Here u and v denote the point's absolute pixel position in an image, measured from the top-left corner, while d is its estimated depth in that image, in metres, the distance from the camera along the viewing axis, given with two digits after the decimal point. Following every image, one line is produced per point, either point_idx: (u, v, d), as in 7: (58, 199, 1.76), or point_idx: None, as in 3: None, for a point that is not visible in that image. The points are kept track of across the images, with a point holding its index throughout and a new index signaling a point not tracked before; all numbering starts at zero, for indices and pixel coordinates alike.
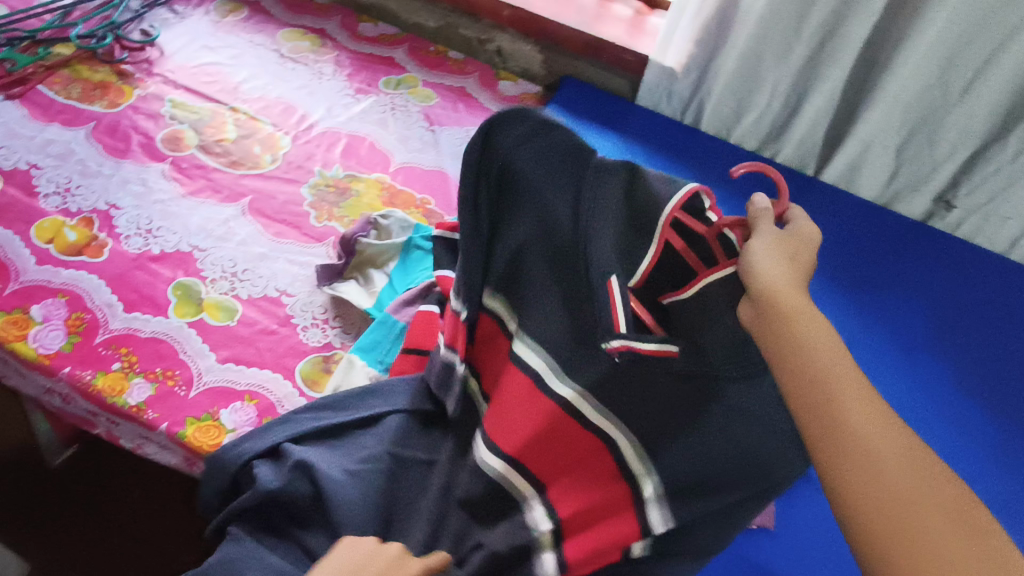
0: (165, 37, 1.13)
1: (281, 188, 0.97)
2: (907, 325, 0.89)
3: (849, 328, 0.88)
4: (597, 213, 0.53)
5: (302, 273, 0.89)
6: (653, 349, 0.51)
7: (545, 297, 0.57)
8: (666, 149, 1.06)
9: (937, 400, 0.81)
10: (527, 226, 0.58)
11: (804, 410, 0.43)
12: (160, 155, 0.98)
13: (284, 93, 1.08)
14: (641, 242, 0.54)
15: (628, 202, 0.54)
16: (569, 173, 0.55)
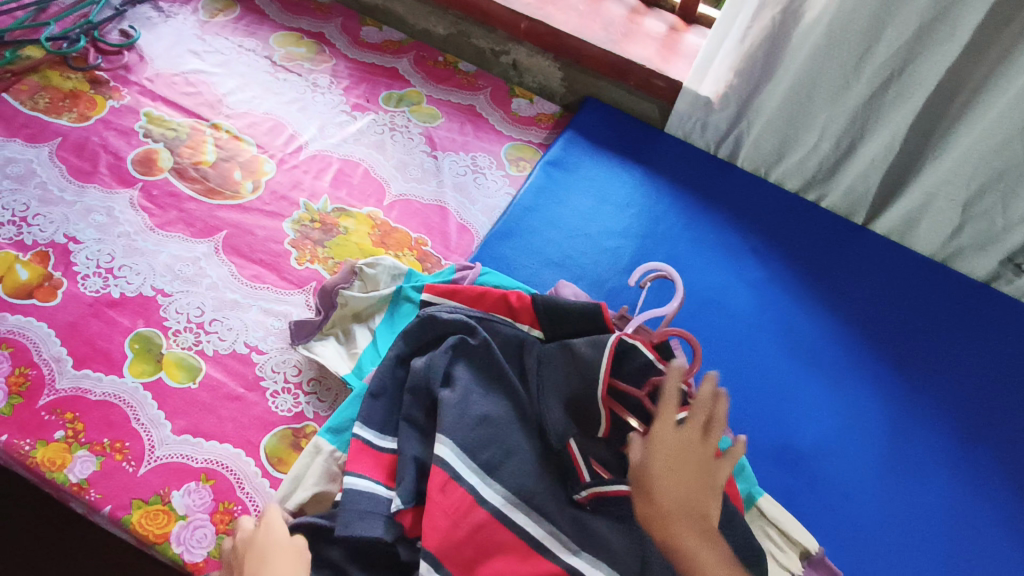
0: (147, 39, 1.03)
1: (261, 223, 0.86)
2: (960, 415, 0.78)
3: (892, 418, 0.77)
4: (548, 382, 0.68)
5: (276, 325, 0.79)
6: (612, 491, 0.63)
7: (517, 452, 0.65)
8: (695, 189, 0.94)
9: (985, 517, 0.70)
10: (485, 399, 0.67)
11: None
12: (129, 179, 0.88)
13: (273, 108, 0.98)
14: (592, 403, 0.67)
15: (573, 373, 0.68)
16: (512, 358, 0.71)
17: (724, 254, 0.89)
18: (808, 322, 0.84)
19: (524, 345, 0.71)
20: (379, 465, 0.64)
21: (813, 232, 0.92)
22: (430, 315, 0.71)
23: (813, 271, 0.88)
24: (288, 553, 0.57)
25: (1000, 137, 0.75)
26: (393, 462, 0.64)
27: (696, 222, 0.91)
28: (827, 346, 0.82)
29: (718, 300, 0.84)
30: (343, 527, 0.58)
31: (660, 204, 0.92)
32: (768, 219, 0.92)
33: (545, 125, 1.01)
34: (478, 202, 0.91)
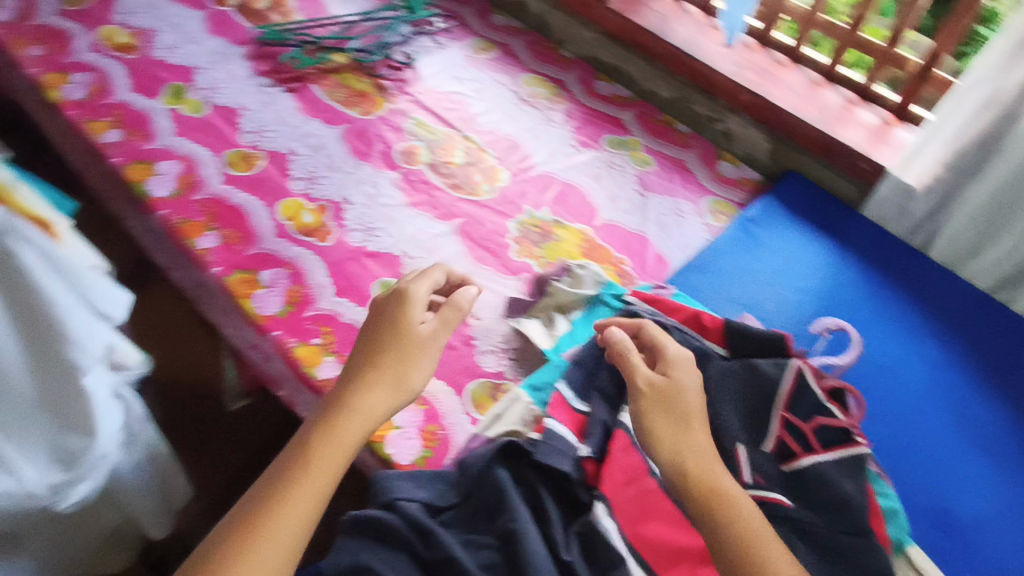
0: (423, 62, 1.23)
1: (491, 218, 1.01)
2: None
3: None
4: (726, 390, 0.76)
5: (492, 300, 0.93)
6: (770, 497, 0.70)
7: None
8: (886, 269, 1.00)
9: None
10: None
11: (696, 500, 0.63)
12: (394, 164, 1.07)
13: (513, 131, 1.14)
14: (764, 418, 0.75)
15: (753, 388, 0.76)
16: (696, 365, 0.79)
17: (906, 330, 0.93)
18: (982, 408, 0.87)
19: (709, 357, 0.79)
20: (572, 420, 0.74)
21: (1000, 329, 0.94)
22: (631, 314, 0.83)
23: (995, 363, 0.91)
24: (417, 349, 0.75)
25: None
26: (582, 421, 0.74)
27: (880, 295, 0.97)
28: (1000, 431, 0.84)
29: (894, 369, 0.89)
30: (542, 455, 0.69)
31: (848, 276, 0.99)
32: (955, 309, 0.96)
33: (745, 188, 1.11)
34: (676, 240, 1.02)
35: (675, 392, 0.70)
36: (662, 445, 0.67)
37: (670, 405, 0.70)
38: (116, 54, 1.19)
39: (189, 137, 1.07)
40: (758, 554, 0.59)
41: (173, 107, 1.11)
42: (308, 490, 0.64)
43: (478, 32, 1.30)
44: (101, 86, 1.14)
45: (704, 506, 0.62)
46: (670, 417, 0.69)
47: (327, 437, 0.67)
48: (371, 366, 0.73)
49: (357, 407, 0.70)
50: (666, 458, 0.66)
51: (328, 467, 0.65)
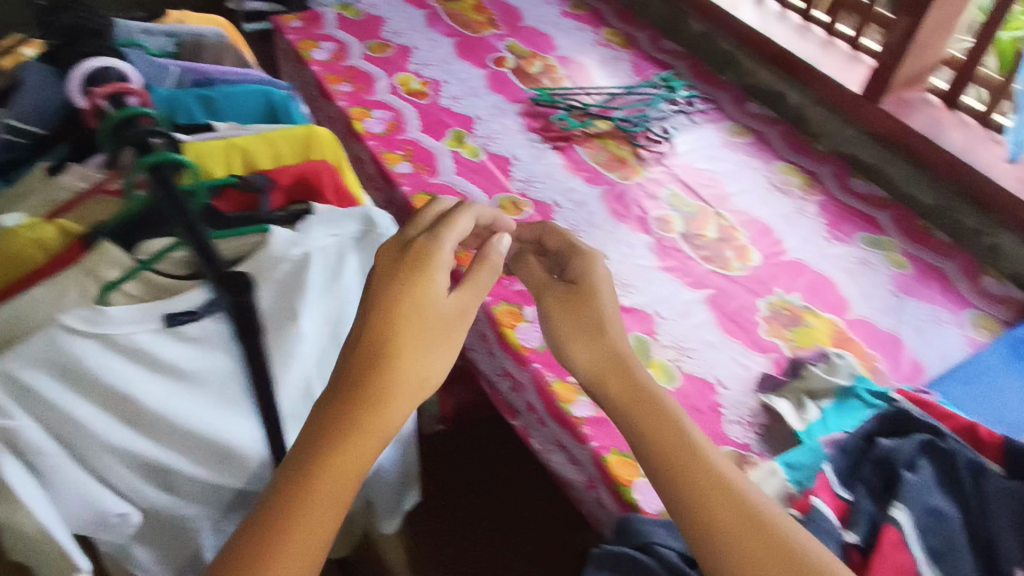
0: (680, 138, 1.30)
1: (742, 294, 1.04)
2: None
3: None
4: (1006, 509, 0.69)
5: (742, 372, 0.94)
6: None
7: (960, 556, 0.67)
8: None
9: None
10: (941, 497, 0.71)
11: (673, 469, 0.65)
12: (650, 229, 1.13)
13: (765, 215, 1.17)
14: None
15: None
16: (971, 476, 0.73)
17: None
18: None
19: (985, 470, 0.72)
20: (835, 504, 0.73)
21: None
22: (904, 413, 0.80)
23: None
24: (436, 331, 0.67)
25: None
26: (846, 508, 0.73)
27: None
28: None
29: None
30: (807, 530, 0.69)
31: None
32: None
33: (1011, 307, 1.06)
34: (933, 347, 0.99)
35: (586, 304, 0.80)
36: (581, 355, 0.76)
37: (586, 311, 0.79)
38: (410, 97, 1.35)
39: (468, 178, 1.19)
40: (719, 496, 0.62)
41: (456, 149, 1.24)
42: (328, 499, 0.60)
43: (734, 117, 1.35)
44: (396, 123, 1.28)
45: (655, 435, 0.68)
46: (600, 334, 0.77)
47: (340, 442, 0.61)
48: (385, 362, 0.64)
49: (373, 421, 0.62)
50: (580, 364, 0.76)
51: (349, 468, 0.61)
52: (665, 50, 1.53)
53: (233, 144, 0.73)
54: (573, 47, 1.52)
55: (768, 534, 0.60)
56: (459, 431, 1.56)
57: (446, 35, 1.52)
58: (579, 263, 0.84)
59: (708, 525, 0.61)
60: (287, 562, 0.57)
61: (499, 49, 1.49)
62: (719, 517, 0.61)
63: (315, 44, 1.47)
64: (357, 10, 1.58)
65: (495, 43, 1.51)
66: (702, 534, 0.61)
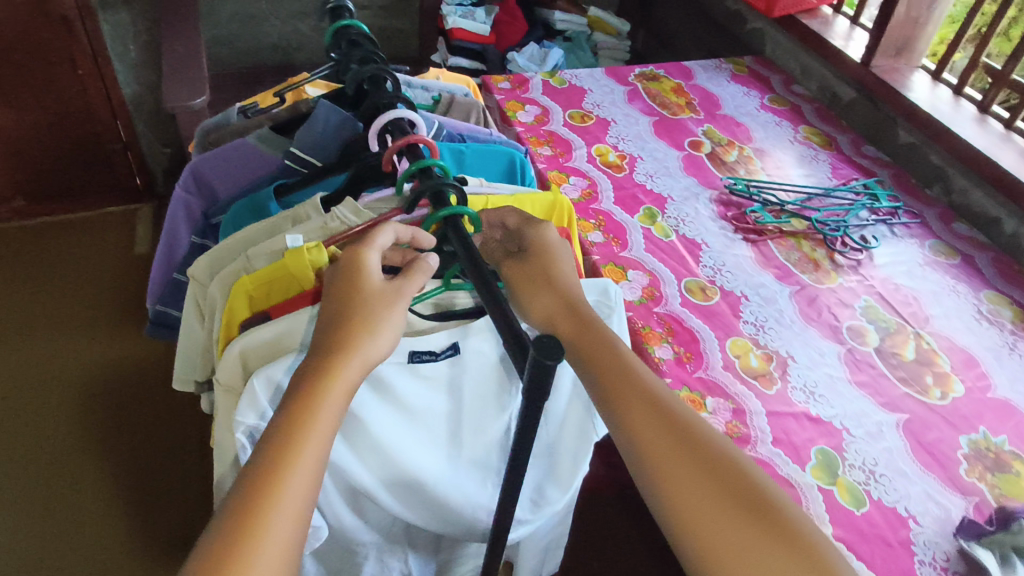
0: (880, 249, 1.25)
1: (941, 426, 0.97)
2: None
3: None
4: None
5: (938, 512, 0.87)
6: None
7: None
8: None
9: None
10: None
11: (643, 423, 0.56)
12: (842, 339, 1.09)
13: (971, 345, 1.09)
14: None
15: None
16: None
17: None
18: None
19: None
20: None
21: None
22: None
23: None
24: (383, 303, 0.59)
25: None
26: None
27: None
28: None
29: None
30: None
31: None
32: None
33: None
34: None
35: (550, 273, 0.70)
36: (541, 311, 0.68)
37: (542, 272, 0.70)
38: (606, 169, 1.39)
39: (657, 257, 1.20)
40: (671, 439, 0.55)
41: (647, 226, 1.26)
42: (296, 489, 0.49)
43: (940, 237, 1.29)
44: (591, 192, 1.32)
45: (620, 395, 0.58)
46: (547, 284, 0.69)
47: (298, 423, 0.51)
48: (338, 345, 0.56)
49: (316, 406, 0.52)
50: (539, 320, 0.68)
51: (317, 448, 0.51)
52: (865, 156, 1.50)
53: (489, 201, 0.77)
54: (770, 140, 1.52)
55: (728, 483, 0.52)
56: (593, 505, 1.53)
57: (644, 114, 1.57)
58: (542, 231, 0.73)
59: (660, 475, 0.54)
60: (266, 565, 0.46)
61: (695, 134, 1.52)
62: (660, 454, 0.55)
63: (520, 107, 1.55)
64: (562, 79, 1.66)
65: (692, 127, 1.54)
66: (654, 483, 0.54)
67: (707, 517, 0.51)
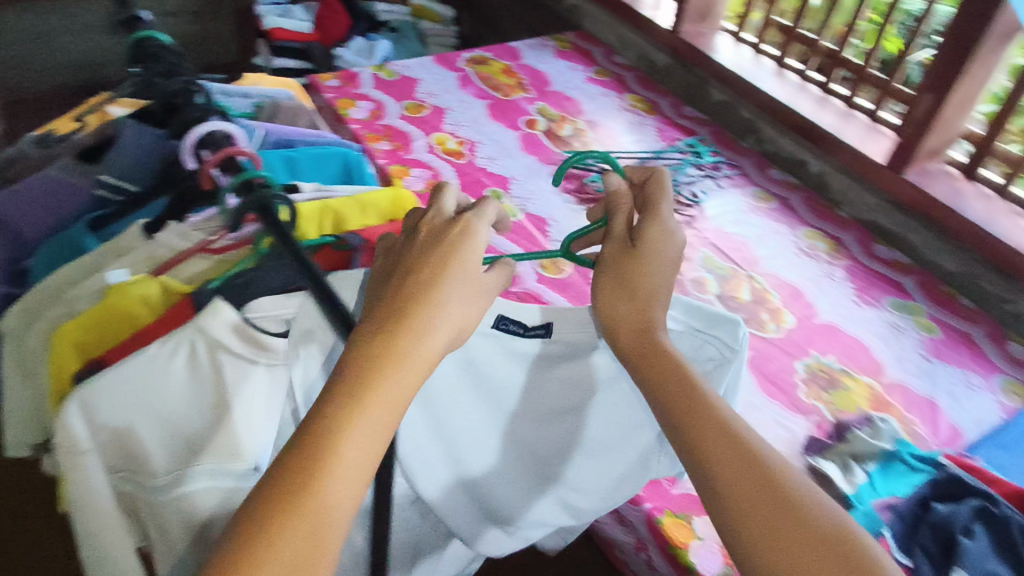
0: (708, 202, 1.35)
1: (779, 356, 1.07)
2: None
3: None
4: None
5: (786, 435, 0.96)
6: None
7: None
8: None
9: None
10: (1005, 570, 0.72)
11: (720, 460, 0.56)
12: (686, 291, 1.16)
13: (795, 278, 1.21)
14: None
15: None
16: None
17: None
18: None
19: None
20: None
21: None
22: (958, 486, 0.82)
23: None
24: (473, 290, 0.54)
25: None
26: None
27: None
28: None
29: None
30: None
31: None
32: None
33: None
34: (967, 412, 1.01)
35: (635, 277, 0.67)
36: (617, 313, 0.66)
37: (625, 272, 0.67)
38: (446, 157, 1.39)
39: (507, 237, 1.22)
40: (744, 467, 0.55)
41: None
42: (330, 494, 0.45)
43: (760, 184, 1.41)
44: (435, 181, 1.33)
45: (684, 422, 0.58)
46: (630, 296, 0.66)
47: (341, 416, 0.46)
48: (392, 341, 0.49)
49: (383, 381, 0.48)
50: (606, 325, 0.67)
51: (380, 425, 0.47)
52: (686, 116, 1.60)
53: (328, 206, 0.74)
54: (599, 111, 1.59)
55: (780, 498, 0.53)
56: None
57: (478, 97, 1.58)
58: (653, 224, 0.68)
59: (707, 472, 0.56)
60: (294, 554, 0.43)
61: (530, 112, 1.56)
62: (736, 496, 0.54)
63: (353, 104, 1.52)
64: (391, 71, 1.64)
65: (526, 106, 1.58)
66: (702, 479, 0.56)
67: (754, 519, 0.53)
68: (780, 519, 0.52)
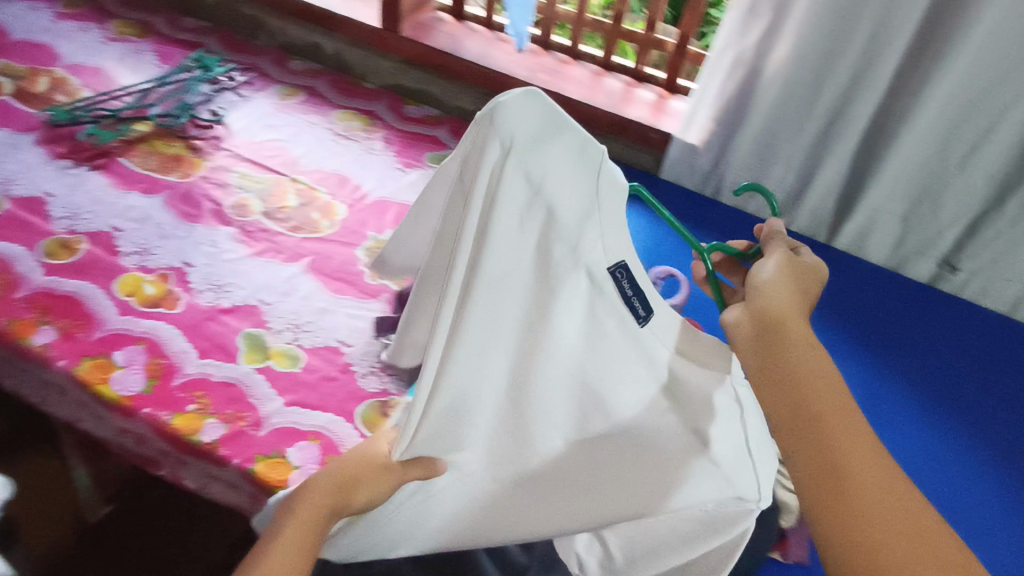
0: (232, 117, 1.25)
1: (339, 250, 1.05)
2: (929, 383, 0.94)
3: (865, 398, 0.91)
4: None
5: (359, 325, 0.96)
6: None
7: None
8: (887, 334, 1.00)
9: (937, 448, 0.87)
10: None
11: (858, 466, 0.47)
12: (229, 220, 1.07)
13: (339, 166, 1.19)
14: None
15: None
16: None
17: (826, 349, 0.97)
18: None
19: None
20: None
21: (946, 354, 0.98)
22: None
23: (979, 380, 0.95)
24: (381, 473, 0.62)
25: (923, 159, 0.97)
26: None
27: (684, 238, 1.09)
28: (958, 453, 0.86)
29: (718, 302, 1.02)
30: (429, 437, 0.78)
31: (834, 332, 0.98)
32: (931, 338, 1.00)
33: None
34: None
35: (797, 286, 0.56)
36: (766, 301, 0.55)
37: (791, 282, 0.56)
38: None
39: None
40: (886, 485, 0.47)
41: None
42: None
43: (282, 80, 1.34)
44: None
45: (829, 427, 0.48)
46: (804, 293, 0.56)
47: (294, 514, 0.57)
48: (346, 476, 0.60)
49: (345, 496, 0.60)
50: (761, 307, 0.55)
51: (296, 563, 0.54)
52: (187, 29, 1.44)
53: None
54: (79, 50, 1.34)
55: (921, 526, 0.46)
56: None
57: None
58: (818, 259, 0.60)
59: (815, 438, 0.48)
60: None
61: None
62: (874, 508, 0.46)
63: None
64: None
65: None
66: (808, 443, 0.49)
67: (887, 512, 0.46)
68: (903, 522, 0.46)
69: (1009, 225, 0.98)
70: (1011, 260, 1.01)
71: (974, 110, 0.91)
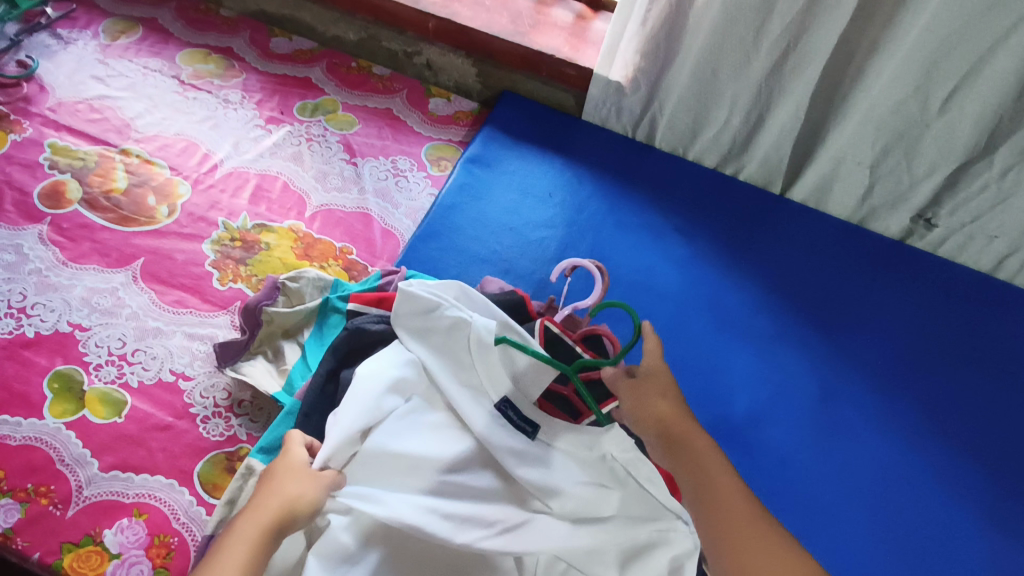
0: (47, 68, 0.99)
1: (179, 246, 0.85)
2: (902, 370, 0.81)
3: (819, 394, 0.79)
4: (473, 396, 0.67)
5: (202, 349, 0.78)
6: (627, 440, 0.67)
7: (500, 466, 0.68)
8: (909, 355, 0.82)
9: (893, 451, 0.75)
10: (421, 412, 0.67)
11: (725, 513, 0.54)
12: (37, 214, 0.85)
13: (184, 128, 0.96)
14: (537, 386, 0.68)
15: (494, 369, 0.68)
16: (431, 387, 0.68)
17: (782, 334, 0.83)
18: (730, 293, 0.86)
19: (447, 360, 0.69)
20: None
21: (968, 399, 0.79)
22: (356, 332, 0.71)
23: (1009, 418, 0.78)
24: (306, 478, 0.56)
25: (897, 97, 0.77)
26: None
27: (611, 203, 0.92)
28: (974, 551, 0.69)
29: (648, 284, 0.86)
30: None
31: (841, 368, 0.80)
32: (937, 347, 0.83)
33: (463, 122, 1.02)
34: (401, 205, 0.92)
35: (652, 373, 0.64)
36: (648, 412, 0.61)
37: (645, 380, 0.64)
38: None
39: None
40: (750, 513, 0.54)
41: None
42: None
43: (113, 11, 1.08)
44: None
45: (697, 492, 0.56)
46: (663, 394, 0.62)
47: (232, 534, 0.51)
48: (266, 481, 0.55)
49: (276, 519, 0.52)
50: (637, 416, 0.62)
51: None
52: None
53: None
54: None
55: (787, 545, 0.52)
56: None
57: None
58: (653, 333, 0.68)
59: (728, 527, 0.53)
60: None
61: None
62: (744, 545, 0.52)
63: None
64: None
65: None
66: (714, 525, 0.54)
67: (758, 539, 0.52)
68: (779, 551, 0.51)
69: (999, 176, 0.79)
70: (999, 215, 0.83)
71: (964, 38, 0.70)
